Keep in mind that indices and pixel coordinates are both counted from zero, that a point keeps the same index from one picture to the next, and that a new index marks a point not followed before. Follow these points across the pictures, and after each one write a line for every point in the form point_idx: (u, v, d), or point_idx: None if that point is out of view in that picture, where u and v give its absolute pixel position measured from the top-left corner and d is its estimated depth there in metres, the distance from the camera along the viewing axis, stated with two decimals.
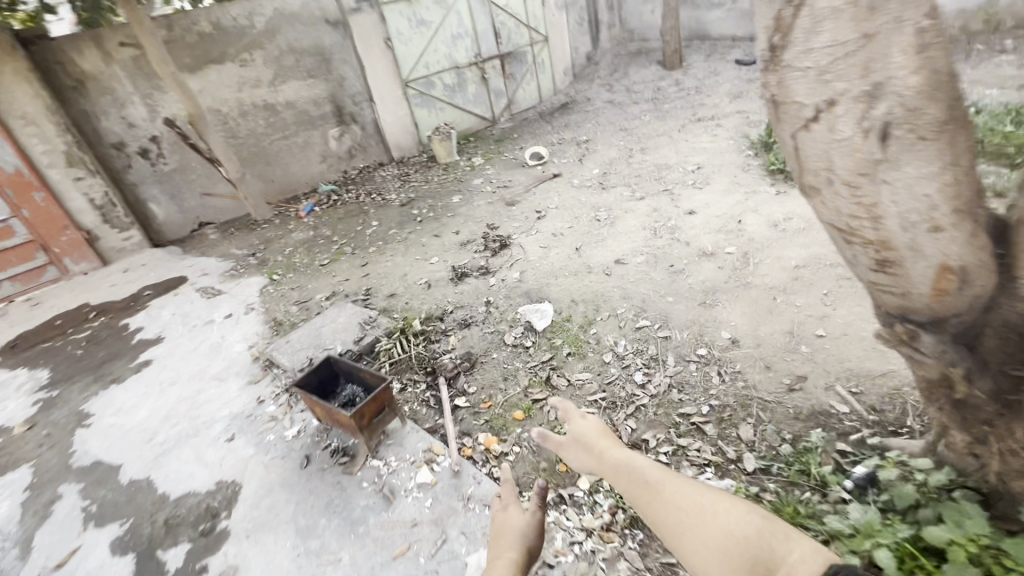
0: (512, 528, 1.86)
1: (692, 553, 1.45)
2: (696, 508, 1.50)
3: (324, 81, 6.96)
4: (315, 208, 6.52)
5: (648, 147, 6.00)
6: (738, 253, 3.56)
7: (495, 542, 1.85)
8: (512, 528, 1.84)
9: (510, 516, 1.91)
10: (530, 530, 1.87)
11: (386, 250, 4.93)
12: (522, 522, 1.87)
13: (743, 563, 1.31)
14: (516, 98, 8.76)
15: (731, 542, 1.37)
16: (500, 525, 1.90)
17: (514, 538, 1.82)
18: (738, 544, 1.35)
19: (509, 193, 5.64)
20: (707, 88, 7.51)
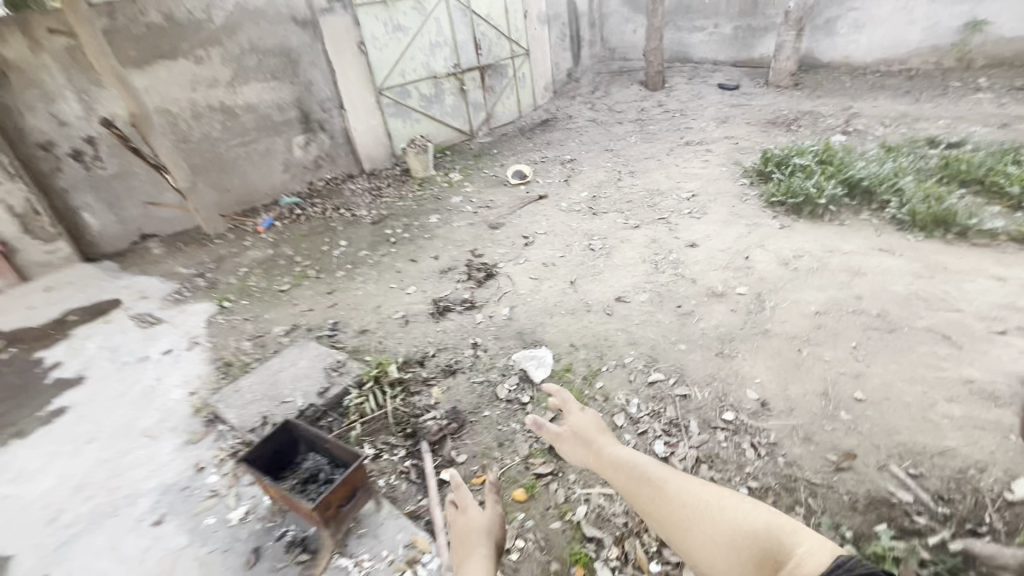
0: (476, 527, 1.86)
1: (698, 546, 1.60)
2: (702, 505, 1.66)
3: (290, 85, 6.41)
4: (276, 223, 5.94)
5: (638, 170, 5.73)
6: (750, 294, 3.26)
7: (462, 544, 1.84)
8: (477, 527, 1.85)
9: (472, 514, 1.91)
10: (492, 527, 1.88)
11: (355, 275, 4.42)
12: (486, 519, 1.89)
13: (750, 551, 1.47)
14: (495, 112, 8.41)
15: (736, 534, 1.52)
16: (465, 526, 1.89)
17: (482, 536, 1.84)
18: (744, 537, 1.49)
19: (491, 214, 5.24)
20: (692, 112, 7.35)
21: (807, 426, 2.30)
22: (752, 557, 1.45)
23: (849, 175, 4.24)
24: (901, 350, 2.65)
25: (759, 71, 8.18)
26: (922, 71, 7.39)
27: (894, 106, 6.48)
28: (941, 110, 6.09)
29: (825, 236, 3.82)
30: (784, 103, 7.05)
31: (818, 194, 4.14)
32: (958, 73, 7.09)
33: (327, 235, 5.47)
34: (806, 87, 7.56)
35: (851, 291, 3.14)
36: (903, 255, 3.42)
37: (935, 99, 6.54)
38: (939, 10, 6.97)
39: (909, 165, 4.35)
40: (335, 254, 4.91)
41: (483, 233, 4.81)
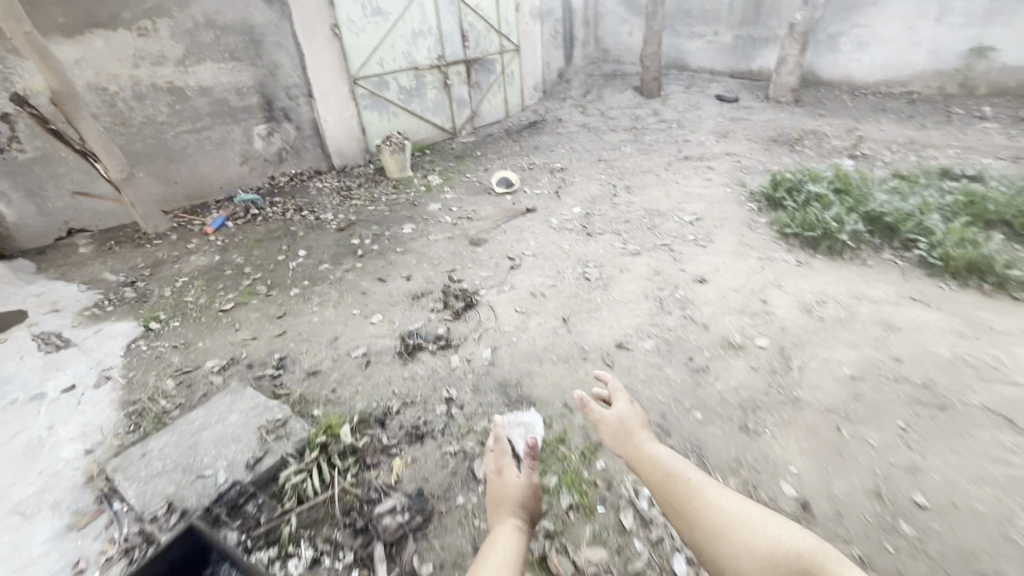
0: (511, 495, 1.90)
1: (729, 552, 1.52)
2: (741, 517, 1.56)
3: (252, 67, 5.71)
4: (226, 222, 5.25)
5: (635, 186, 5.25)
6: (772, 347, 2.81)
7: (495, 510, 1.89)
8: (512, 496, 1.88)
9: (506, 482, 1.96)
10: (524, 498, 1.91)
11: (313, 294, 3.82)
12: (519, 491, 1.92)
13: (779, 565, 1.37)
14: (480, 110, 7.84)
15: (772, 547, 1.41)
16: (500, 492, 1.95)
17: (514, 506, 1.87)
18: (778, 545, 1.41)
19: (472, 227, 4.69)
20: (689, 123, 6.93)
21: (861, 542, 1.85)
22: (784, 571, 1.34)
23: (869, 209, 3.86)
24: (957, 435, 2.23)
25: (758, 85, 7.82)
26: (924, 95, 7.14)
27: (900, 130, 6.17)
28: (949, 138, 5.80)
29: (848, 278, 3.41)
30: (786, 120, 6.68)
31: (838, 228, 3.73)
32: (960, 99, 6.86)
33: (285, 241, 4.83)
34: (807, 104, 7.22)
35: (887, 351, 2.72)
36: (937, 307, 3.03)
37: (940, 126, 6.26)
38: (946, 33, 6.70)
39: (932, 199, 3.98)
40: (292, 266, 4.29)
41: (463, 250, 4.26)
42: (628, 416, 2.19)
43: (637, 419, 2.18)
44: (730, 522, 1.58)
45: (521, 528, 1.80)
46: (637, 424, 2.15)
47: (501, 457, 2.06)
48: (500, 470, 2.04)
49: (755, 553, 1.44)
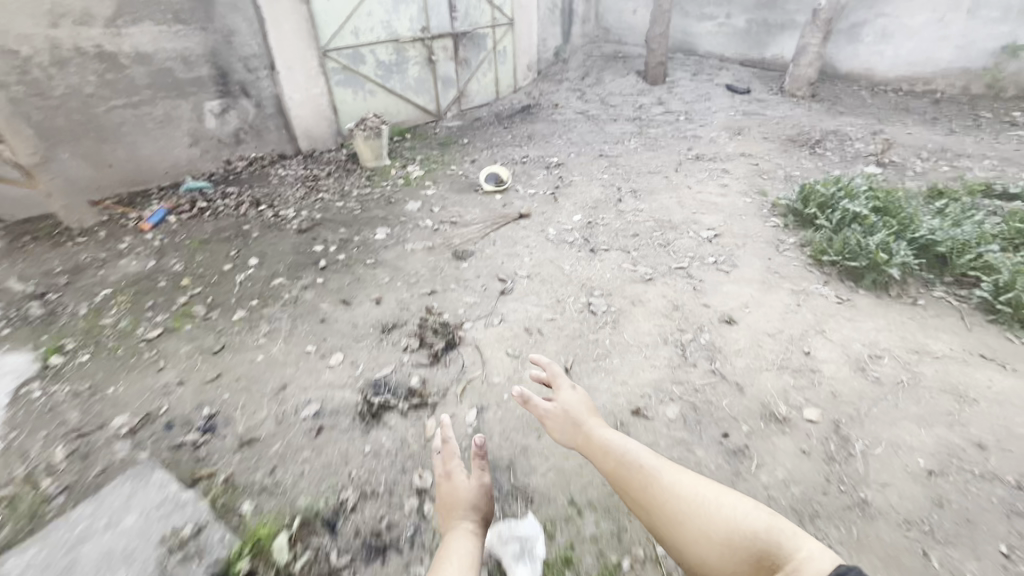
0: (461, 500, 1.78)
1: (692, 539, 1.51)
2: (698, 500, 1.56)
3: (201, 32, 4.88)
4: (168, 216, 4.49)
5: (642, 189, 4.63)
6: (824, 422, 2.27)
7: (446, 516, 1.78)
8: (464, 499, 1.77)
9: (457, 485, 1.84)
10: (477, 500, 1.80)
11: (261, 320, 3.17)
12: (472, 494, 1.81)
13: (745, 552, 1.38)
14: (468, 91, 7.08)
15: (734, 533, 1.42)
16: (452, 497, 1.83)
17: (469, 510, 1.76)
18: (740, 532, 1.41)
19: (456, 236, 4.04)
20: (698, 116, 6.30)
21: None
22: (748, 556, 1.36)
23: (920, 236, 3.32)
24: None
25: (771, 75, 7.20)
26: (948, 95, 6.59)
27: (928, 134, 5.62)
28: (985, 147, 5.29)
29: (901, 324, 2.87)
30: (804, 117, 6.09)
31: (887, 258, 3.17)
32: (987, 101, 6.32)
33: (235, 243, 4.12)
34: (824, 99, 6.63)
35: (966, 434, 2.21)
36: (1014, 370, 2.53)
37: (970, 131, 5.74)
38: (978, 29, 6.12)
39: (987, 225, 3.45)
40: (240, 278, 3.60)
41: (444, 266, 3.63)
42: (573, 403, 2.13)
43: (585, 405, 2.12)
44: (691, 508, 1.56)
45: (477, 532, 1.70)
46: (583, 410, 2.10)
47: (449, 458, 1.93)
48: (449, 472, 1.91)
49: (714, 539, 1.46)
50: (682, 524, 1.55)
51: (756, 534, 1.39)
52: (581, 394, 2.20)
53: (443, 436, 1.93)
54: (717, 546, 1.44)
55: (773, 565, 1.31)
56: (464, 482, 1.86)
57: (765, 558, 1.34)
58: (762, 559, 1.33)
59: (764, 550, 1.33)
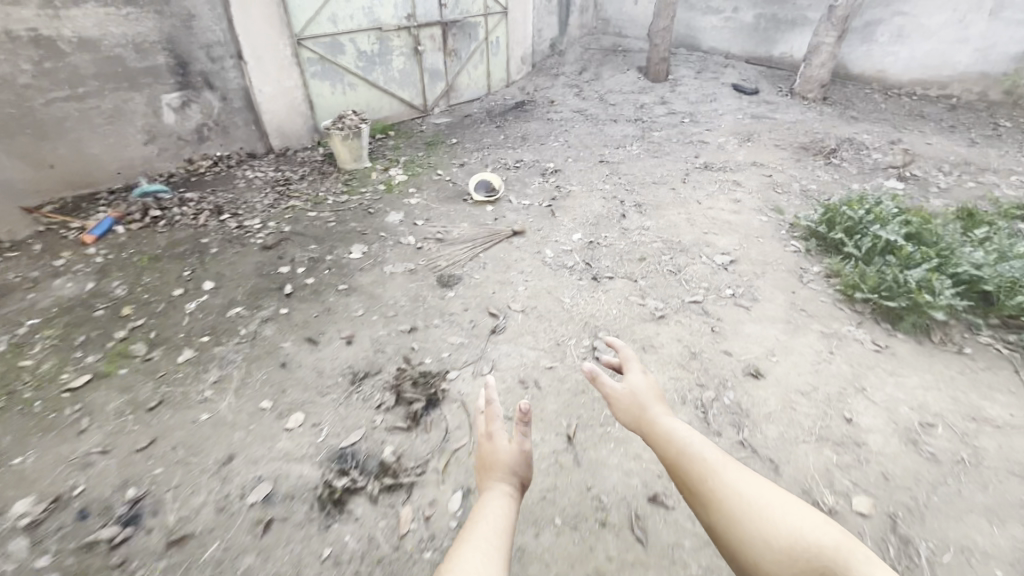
0: (501, 463, 1.54)
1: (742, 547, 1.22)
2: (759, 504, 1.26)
3: (154, 16, 4.32)
4: (115, 225, 3.97)
5: (648, 204, 4.21)
6: (878, 517, 1.90)
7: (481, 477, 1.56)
8: (504, 464, 1.53)
9: (499, 448, 1.57)
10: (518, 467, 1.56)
11: (212, 362, 2.72)
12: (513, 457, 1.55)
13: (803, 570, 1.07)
14: (457, 85, 6.57)
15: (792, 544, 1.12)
16: (489, 458, 1.58)
17: (506, 476, 1.53)
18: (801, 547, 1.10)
19: (441, 257, 3.59)
20: (703, 118, 5.87)
21: None
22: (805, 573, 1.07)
23: (965, 271, 2.94)
24: None
25: (779, 75, 6.79)
26: (965, 101, 6.15)
27: (949, 145, 5.25)
28: (1010, 161, 4.93)
29: (951, 380, 2.50)
30: (816, 122, 5.69)
31: (930, 299, 2.79)
32: (1006, 109, 5.88)
33: (190, 260, 3.62)
34: (837, 102, 6.23)
35: None
36: None
37: (993, 142, 5.37)
38: (999, 31, 5.69)
39: None
40: (191, 307, 3.13)
41: (427, 296, 3.19)
42: (640, 382, 1.78)
43: (652, 385, 1.77)
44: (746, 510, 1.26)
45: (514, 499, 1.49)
46: (653, 396, 1.74)
47: (492, 419, 1.62)
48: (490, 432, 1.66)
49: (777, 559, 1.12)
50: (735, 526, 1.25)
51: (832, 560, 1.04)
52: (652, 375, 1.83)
53: (485, 394, 1.59)
54: (777, 566, 1.11)
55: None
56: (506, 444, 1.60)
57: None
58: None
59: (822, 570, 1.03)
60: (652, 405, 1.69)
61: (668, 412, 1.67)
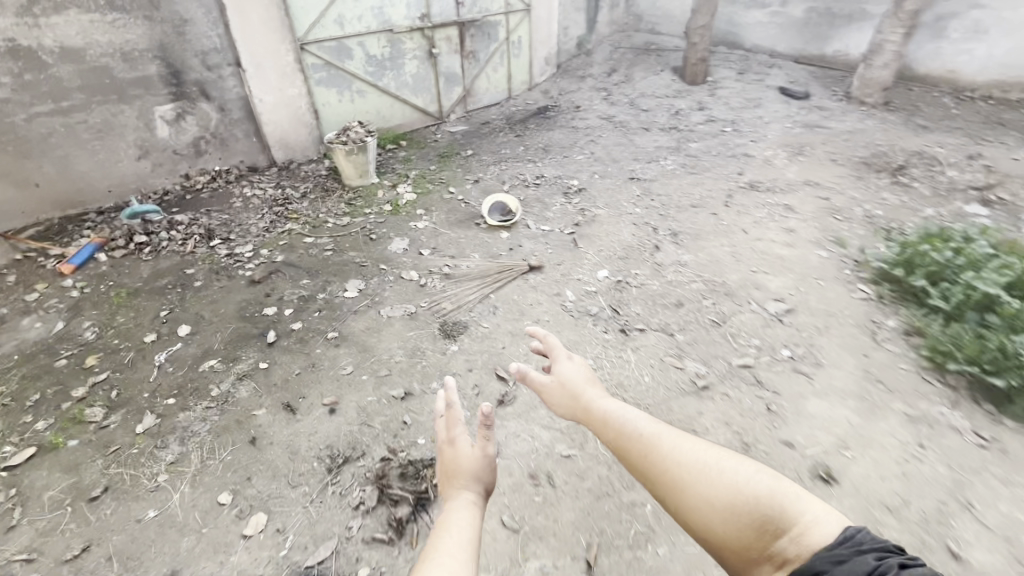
0: (465, 471, 1.46)
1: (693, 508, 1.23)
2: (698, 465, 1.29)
3: (143, 21, 3.99)
4: (97, 252, 3.68)
5: (685, 232, 3.69)
6: None
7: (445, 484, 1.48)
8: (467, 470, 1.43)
9: (461, 455, 1.49)
10: (480, 472, 1.49)
11: (172, 433, 2.34)
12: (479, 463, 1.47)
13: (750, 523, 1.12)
14: (476, 89, 6.09)
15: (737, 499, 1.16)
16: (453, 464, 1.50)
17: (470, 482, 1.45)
18: (742, 500, 1.15)
19: (446, 298, 3.14)
20: (747, 127, 5.26)
21: None
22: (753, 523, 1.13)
23: None
24: None
25: (833, 76, 6.09)
26: None
27: None
28: None
29: None
30: (878, 132, 5.03)
31: None
32: None
33: (171, 296, 3.28)
34: (900, 108, 5.53)
35: None
36: None
37: None
38: None
39: None
40: (161, 358, 2.77)
41: (427, 350, 2.76)
42: (571, 370, 1.76)
43: (584, 370, 1.77)
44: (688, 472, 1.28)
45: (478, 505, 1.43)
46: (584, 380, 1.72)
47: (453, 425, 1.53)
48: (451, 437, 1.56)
49: (721, 516, 1.17)
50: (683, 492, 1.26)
51: (772, 507, 1.11)
52: (582, 362, 1.82)
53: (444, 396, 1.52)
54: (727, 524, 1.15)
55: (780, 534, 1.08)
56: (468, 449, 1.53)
57: (770, 526, 1.10)
58: (767, 524, 1.11)
59: (770, 517, 1.10)
60: (587, 389, 1.66)
61: (602, 393, 1.67)
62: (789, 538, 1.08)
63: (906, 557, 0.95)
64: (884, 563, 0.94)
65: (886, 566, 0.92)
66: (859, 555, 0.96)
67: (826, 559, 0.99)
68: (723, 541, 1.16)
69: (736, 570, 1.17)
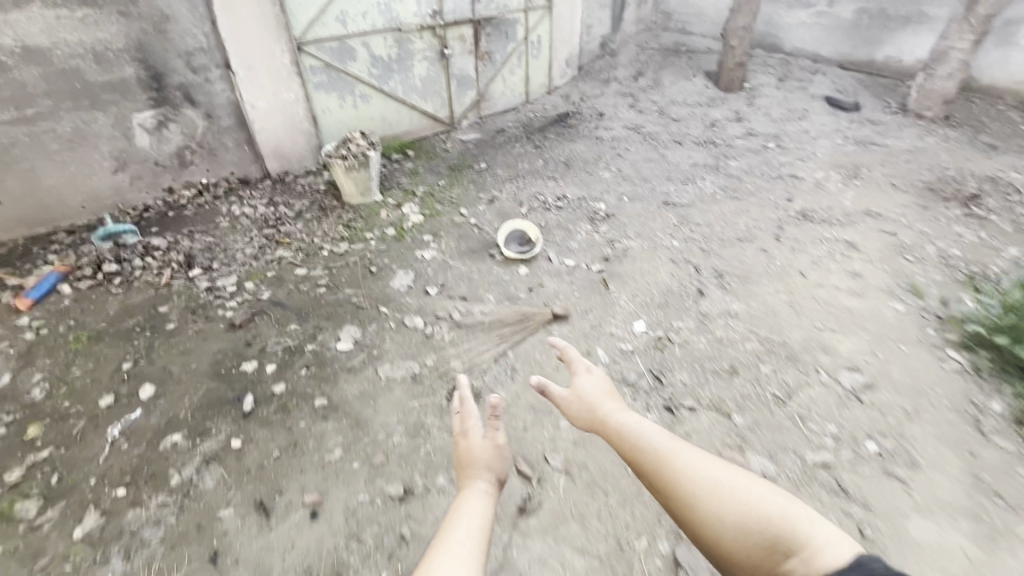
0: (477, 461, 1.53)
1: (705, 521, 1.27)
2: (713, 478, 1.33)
3: (118, 16, 3.51)
4: (60, 283, 3.23)
5: (732, 274, 3.19)
6: None
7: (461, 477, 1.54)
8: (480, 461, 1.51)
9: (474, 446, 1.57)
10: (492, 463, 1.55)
11: (117, 542, 1.90)
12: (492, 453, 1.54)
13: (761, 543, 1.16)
14: (490, 93, 5.58)
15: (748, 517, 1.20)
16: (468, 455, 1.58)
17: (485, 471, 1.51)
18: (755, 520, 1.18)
19: (456, 355, 2.68)
20: (792, 142, 4.73)
21: None
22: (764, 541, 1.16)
23: None
24: None
25: (884, 85, 5.52)
26: None
27: None
28: None
29: None
30: (942, 152, 4.47)
31: None
32: None
33: (137, 342, 2.83)
34: (962, 123, 4.97)
35: None
36: None
37: None
38: None
39: None
40: (116, 430, 2.32)
41: (433, 428, 2.30)
42: (588, 384, 1.80)
43: (601, 383, 1.80)
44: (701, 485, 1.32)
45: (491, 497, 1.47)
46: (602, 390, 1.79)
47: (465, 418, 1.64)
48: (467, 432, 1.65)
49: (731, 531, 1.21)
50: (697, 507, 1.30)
51: (784, 529, 1.14)
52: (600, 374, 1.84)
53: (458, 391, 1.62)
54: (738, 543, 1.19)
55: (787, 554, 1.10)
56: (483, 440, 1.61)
57: (778, 545, 1.13)
58: (775, 543, 1.14)
59: (776, 536, 1.13)
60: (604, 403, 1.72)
61: (620, 407, 1.70)
62: (798, 557, 1.09)
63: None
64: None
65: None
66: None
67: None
68: (730, 553, 1.21)
69: None
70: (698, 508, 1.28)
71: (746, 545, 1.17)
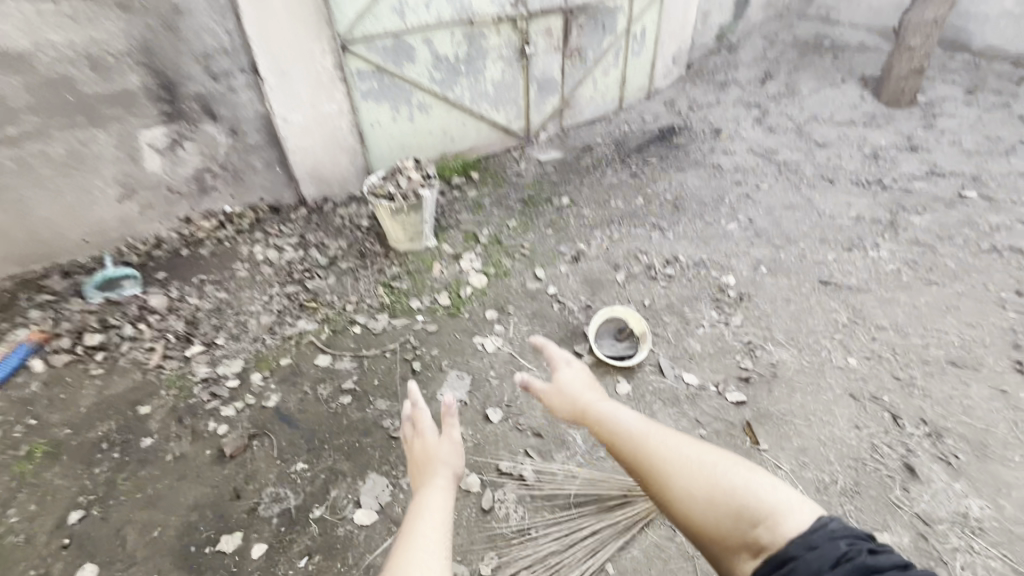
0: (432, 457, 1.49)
1: (675, 496, 1.25)
2: (685, 456, 1.30)
3: (117, 10, 2.72)
4: (31, 356, 2.55)
5: (956, 438, 2.06)
6: None
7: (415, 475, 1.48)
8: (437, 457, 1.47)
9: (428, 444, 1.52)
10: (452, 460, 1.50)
11: None
12: (447, 452, 1.50)
13: (727, 515, 1.17)
14: (577, 99, 4.49)
15: (716, 490, 1.19)
16: (424, 456, 1.50)
17: (445, 467, 1.43)
18: (723, 493, 1.19)
19: (528, 563, 1.75)
20: (1003, 191, 3.37)
21: None
22: (729, 512, 1.17)
23: None
24: None
25: None
26: None
27: None
28: None
29: None
30: None
31: None
32: None
33: (97, 473, 2.08)
34: None
35: None
36: None
37: None
38: None
39: None
40: None
41: None
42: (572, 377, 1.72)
43: (585, 375, 1.74)
44: (674, 464, 1.29)
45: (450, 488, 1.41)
46: (587, 381, 1.72)
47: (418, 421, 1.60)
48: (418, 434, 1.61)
49: (701, 507, 1.20)
50: (666, 483, 1.28)
51: (750, 502, 1.15)
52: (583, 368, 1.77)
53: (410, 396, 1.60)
54: (706, 514, 1.19)
55: (753, 525, 1.13)
56: (438, 441, 1.53)
57: (746, 516, 1.14)
58: (741, 513, 1.15)
59: (745, 511, 1.14)
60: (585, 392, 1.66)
61: (603, 398, 1.63)
62: (766, 529, 1.11)
63: (874, 544, 1.04)
64: (854, 548, 1.02)
65: (853, 552, 0.99)
66: (830, 539, 1.04)
67: (800, 546, 1.06)
68: (698, 526, 1.20)
69: (713, 558, 1.20)
70: (670, 486, 1.26)
71: (714, 517, 1.17)
